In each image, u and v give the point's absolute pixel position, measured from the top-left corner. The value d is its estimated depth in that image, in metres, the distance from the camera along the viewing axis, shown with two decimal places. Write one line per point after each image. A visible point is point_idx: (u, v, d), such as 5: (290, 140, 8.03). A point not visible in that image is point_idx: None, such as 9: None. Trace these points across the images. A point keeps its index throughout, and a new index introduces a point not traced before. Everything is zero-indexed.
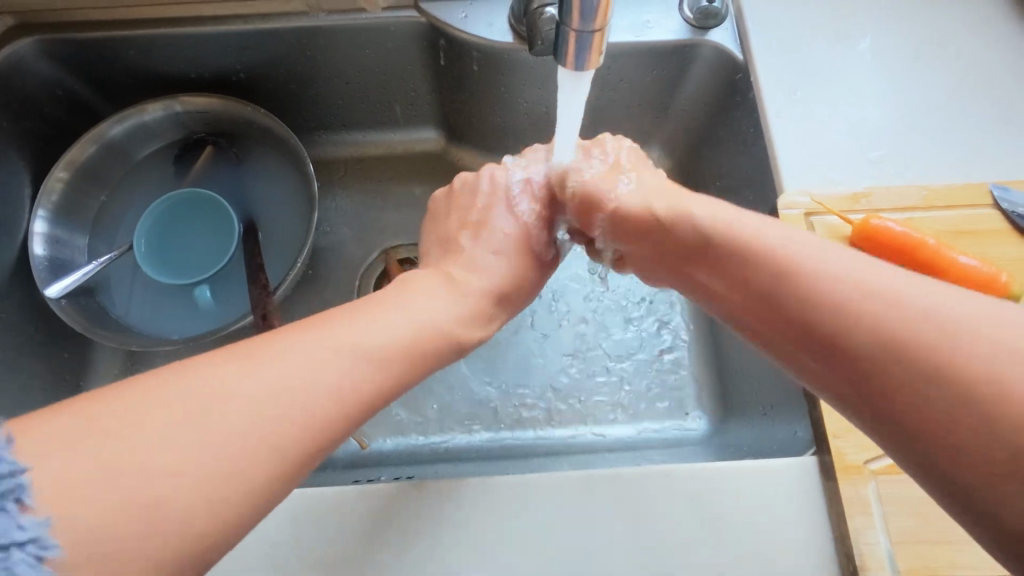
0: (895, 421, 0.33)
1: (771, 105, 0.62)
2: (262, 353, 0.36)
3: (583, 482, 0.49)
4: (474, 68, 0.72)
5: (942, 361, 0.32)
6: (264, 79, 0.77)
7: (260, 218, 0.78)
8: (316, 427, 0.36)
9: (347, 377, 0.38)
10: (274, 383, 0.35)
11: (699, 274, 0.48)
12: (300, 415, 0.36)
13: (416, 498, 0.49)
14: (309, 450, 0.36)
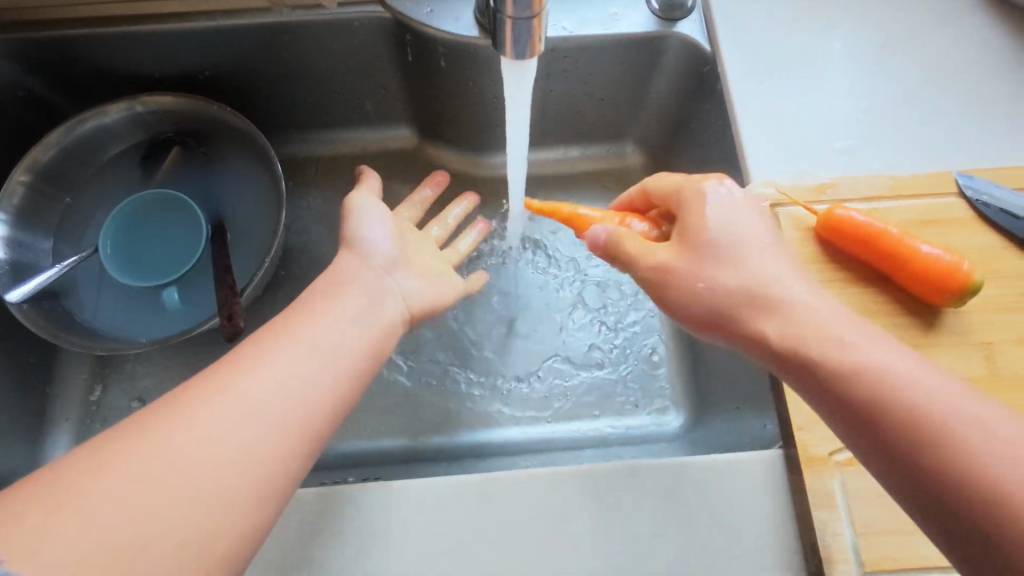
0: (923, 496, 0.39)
1: (736, 96, 0.61)
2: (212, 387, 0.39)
3: (548, 479, 0.48)
4: (442, 64, 0.72)
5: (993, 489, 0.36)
6: (231, 79, 0.76)
7: (229, 218, 0.76)
8: (266, 457, 0.38)
9: (281, 477, 0.39)
10: (194, 458, 0.36)
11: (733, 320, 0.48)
12: (208, 474, 0.36)
13: (377, 500, 0.48)
14: (259, 469, 0.38)
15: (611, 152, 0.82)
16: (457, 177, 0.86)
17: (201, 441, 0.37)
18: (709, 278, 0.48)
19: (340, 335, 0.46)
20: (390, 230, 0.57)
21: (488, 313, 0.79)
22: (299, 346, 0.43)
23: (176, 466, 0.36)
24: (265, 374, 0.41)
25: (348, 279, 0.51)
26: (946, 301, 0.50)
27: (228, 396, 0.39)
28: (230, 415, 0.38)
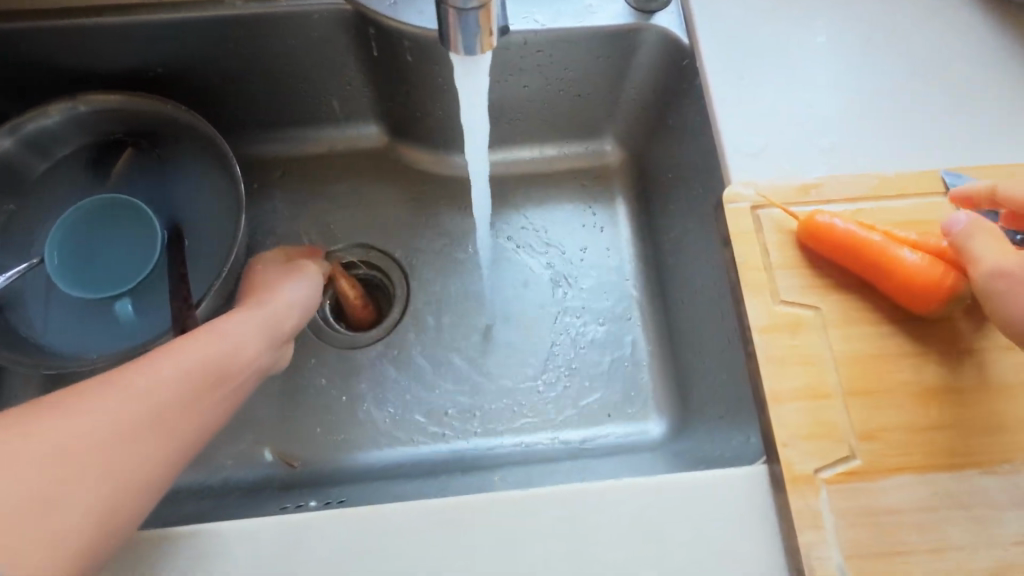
0: None
1: (715, 91, 0.59)
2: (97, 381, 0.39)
3: (519, 502, 0.46)
4: (408, 58, 0.68)
5: None
6: (185, 76, 0.72)
7: (186, 223, 0.72)
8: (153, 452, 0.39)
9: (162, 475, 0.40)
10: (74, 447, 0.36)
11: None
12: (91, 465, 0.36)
13: (337, 530, 0.45)
14: (145, 466, 0.39)
15: (590, 150, 0.80)
16: (429, 177, 0.83)
17: (66, 446, 0.36)
18: None
19: (237, 353, 0.48)
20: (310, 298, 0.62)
21: (462, 321, 0.77)
22: (191, 358, 0.44)
23: (52, 455, 0.35)
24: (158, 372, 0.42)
25: (266, 325, 0.53)
26: (935, 309, 0.47)
27: (106, 398, 0.39)
28: (104, 417, 0.38)
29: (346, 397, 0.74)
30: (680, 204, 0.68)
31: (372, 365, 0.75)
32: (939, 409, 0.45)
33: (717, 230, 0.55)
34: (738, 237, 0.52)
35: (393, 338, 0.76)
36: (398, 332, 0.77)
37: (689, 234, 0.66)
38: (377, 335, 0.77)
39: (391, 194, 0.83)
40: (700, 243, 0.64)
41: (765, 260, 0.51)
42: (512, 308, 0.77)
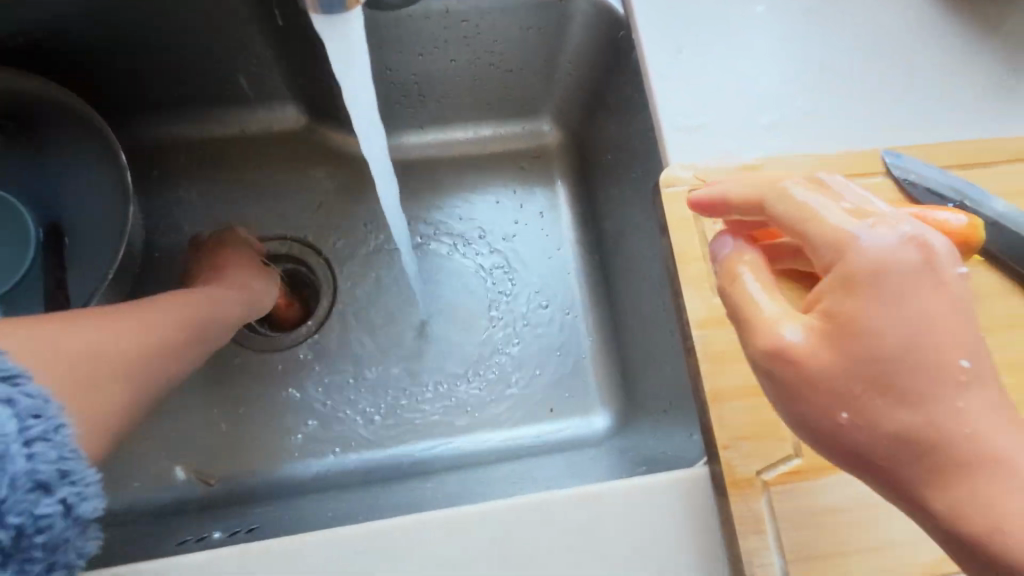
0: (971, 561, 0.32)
1: (653, 65, 0.54)
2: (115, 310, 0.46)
3: (445, 525, 0.41)
4: (319, 29, 0.61)
5: None
6: (55, 49, 0.62)
7: (65, 218, 0.63)
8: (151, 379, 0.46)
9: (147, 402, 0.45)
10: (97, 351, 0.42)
11: (885, 408, 0.32)
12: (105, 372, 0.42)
13: (238, 570, 0.40)
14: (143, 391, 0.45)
15: (526, 131, 0.75)
16: (353, 161, 0.76)
17: (88, 351, 0.41)
18: (857, 407, 0.33)
19: (225, 315, 0.57)
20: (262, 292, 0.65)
21: (395, 318, 0.71)
22: (178, 310, 0.51)
23: (76, 357, 0.40)
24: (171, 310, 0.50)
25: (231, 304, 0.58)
26: None
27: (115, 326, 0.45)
28: (125, 335, 0.45)
29: (269, 406, 0.68)
30: (621, 188, 0.64)
31: (296, 370, 0.69)
32: None
33: (656, 217, 0.51)
34: (677, 224, 0.48)
35: (318, 340, 0.70)
36: (323, 332, 0.70)
37: (631, 220, 0.63)
38: (301, 336, 0.70)
39: (313, 181, 0.76)
40: (642, 229, 0.61)
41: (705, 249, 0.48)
42: (448, 301, 0.72)
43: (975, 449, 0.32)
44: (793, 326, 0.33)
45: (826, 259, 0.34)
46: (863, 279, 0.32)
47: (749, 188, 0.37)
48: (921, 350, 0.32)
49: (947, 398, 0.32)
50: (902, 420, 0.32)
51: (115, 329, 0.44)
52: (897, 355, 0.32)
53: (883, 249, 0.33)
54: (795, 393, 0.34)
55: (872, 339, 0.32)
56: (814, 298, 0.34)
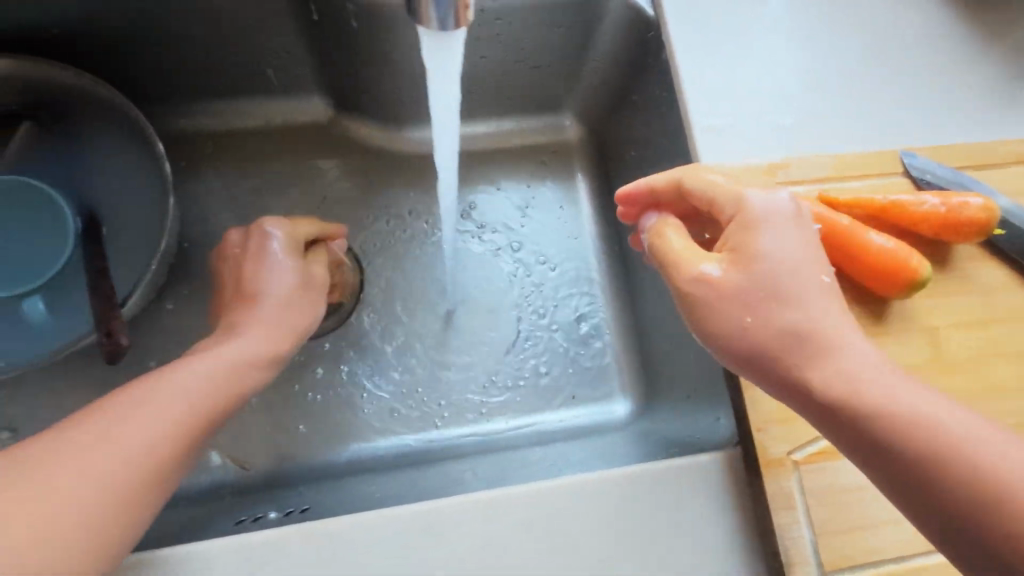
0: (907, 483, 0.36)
1: (683, 68, 0.57)
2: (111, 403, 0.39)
3: (496, 504, 0.44)
4: (354, 25, 0.62)
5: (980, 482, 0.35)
6: (88, 38, 0.62)
7: (101, 208, 0.64)
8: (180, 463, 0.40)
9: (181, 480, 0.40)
10: (107, 459, 0.37)
11: (777, 314, 0.39)
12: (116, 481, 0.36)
13: (303, 547, 0.42)
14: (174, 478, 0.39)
15: (547, 126, 0.77)
16: (378, 154, 0.77)
17: (93, 466, 0.36)
18: (758, 315, 0.40)
19: (235, 374, 0.45)
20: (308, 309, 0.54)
21: (423, 307, 0.73)
22: (179, 389, 0.41)
23: (80, 478, 0.35)
24: (177, 383, 0.42)
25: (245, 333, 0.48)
26: (896, 295, 0.49)
27: (105, 431, 0.37)
28: (116, 445, 0.37)
29: (301, 392, 0.69)
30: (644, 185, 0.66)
31: (324, 360, 0.70)
32: None
33: None
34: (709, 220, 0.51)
35: (348, 329, 0.72)
36: (352, 322, 0.72)
37: None
38: (332, 325, 0.71)
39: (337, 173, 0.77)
40: None
41: None
42: (473, 290, 0.74)
43: (895, 381, 0.37)
44: (711, 264, 0.41)
45: (728, 206, 0.43)
46: (755, 216, 0.41)
47: (669, 175, 0.47)
48: (800, 276, 0.40)
49: (840, 326, 0.39)
50: (831, 363, 0.38)
51: (107, 435, 0.37)
52: (786, 276, 0.40)
53: (768, 204, 0.42)
54: (707, 309, 0.40)
55: (778, 293, 0.39)
56: (721, 244, 0.42)
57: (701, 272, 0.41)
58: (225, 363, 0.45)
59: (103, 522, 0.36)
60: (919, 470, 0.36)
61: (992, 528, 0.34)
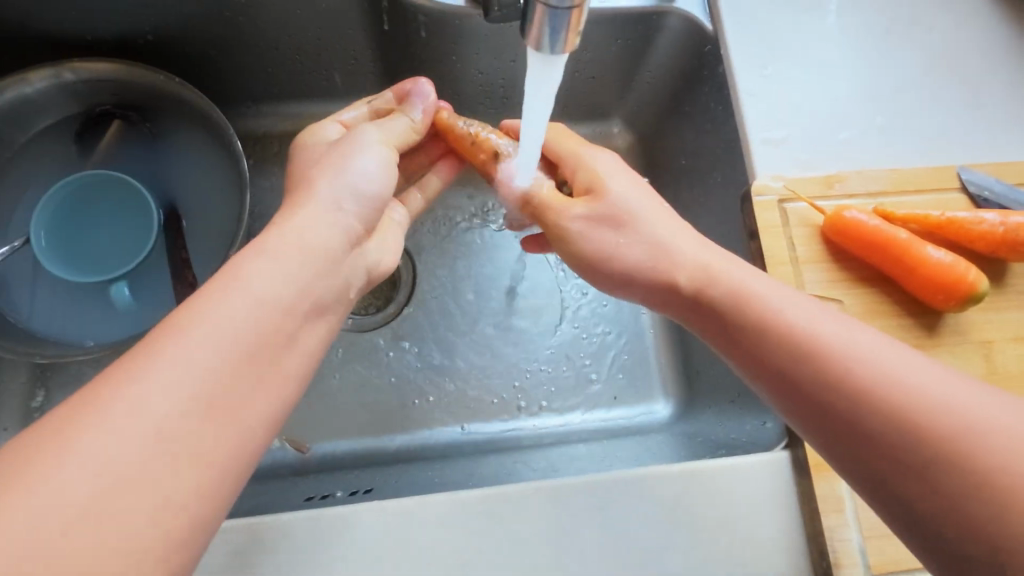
0: (868, 460, 0.37)
1: (740, 82, 0.59)
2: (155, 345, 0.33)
3: (554, 493, 0.47)
4: (423, 34, 0.66)
5: (955, 465, 0.33)
6: (178, 43, 0.67)
7: (183, 203, 0.69)
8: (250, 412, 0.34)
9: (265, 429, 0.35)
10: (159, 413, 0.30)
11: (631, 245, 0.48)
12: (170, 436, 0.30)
13: (373, 522, 0.45)
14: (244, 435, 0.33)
15: (597, 134, 0.77)
16: None
17: (146, 423, 0.30)
18: (619, 242, 0.48)
19: (289, 296, 0.38)
20: (383, 176, 0.50)
21: (474, 304, 0.76)
22: (217, 329, 0.34)
23: (133, 441, 0.29)
24: (216, 321, 0.34)
25: (320, 220, 0.44)
26: (951, 308, 0.50)
27: (151, 379, 0.31)
28: (171, 391, 0.31)
29: (356, 381, 0.72)
30: (693, 193, 0.68)
31: (379, 351, 0.74)
32: None
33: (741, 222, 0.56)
34: (765, 230, 0.53)
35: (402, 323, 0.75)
36: (406, 316, 0.75)
37: (702, 223, 0.66)
38: (386, 317, 0.75)
39: None
40: (715, 233, 0.64)
41: (791, 253, 0.53)
42: (522, 291, 0.77)
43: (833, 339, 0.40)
44: (577, 209, 0.50)
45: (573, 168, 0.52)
46: (589, 170, 0.51)
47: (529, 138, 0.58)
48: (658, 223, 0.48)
49: (805, 309, 0.42)
50: (767, 330, 0.42)
51: (156, 383, 0.31)
52: (626, 217, 0.48)
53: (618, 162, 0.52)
54: (581, 246, 0.50)
55: (698, 278, 0.46)
56: (578, 192, 0.51)
57: (594, 249, 0.49)
58: (278, 292, 0.38)
59: (166, 486, 0.29)
60: (862, 421, 0.37)
61: (945, 476, 0.34)
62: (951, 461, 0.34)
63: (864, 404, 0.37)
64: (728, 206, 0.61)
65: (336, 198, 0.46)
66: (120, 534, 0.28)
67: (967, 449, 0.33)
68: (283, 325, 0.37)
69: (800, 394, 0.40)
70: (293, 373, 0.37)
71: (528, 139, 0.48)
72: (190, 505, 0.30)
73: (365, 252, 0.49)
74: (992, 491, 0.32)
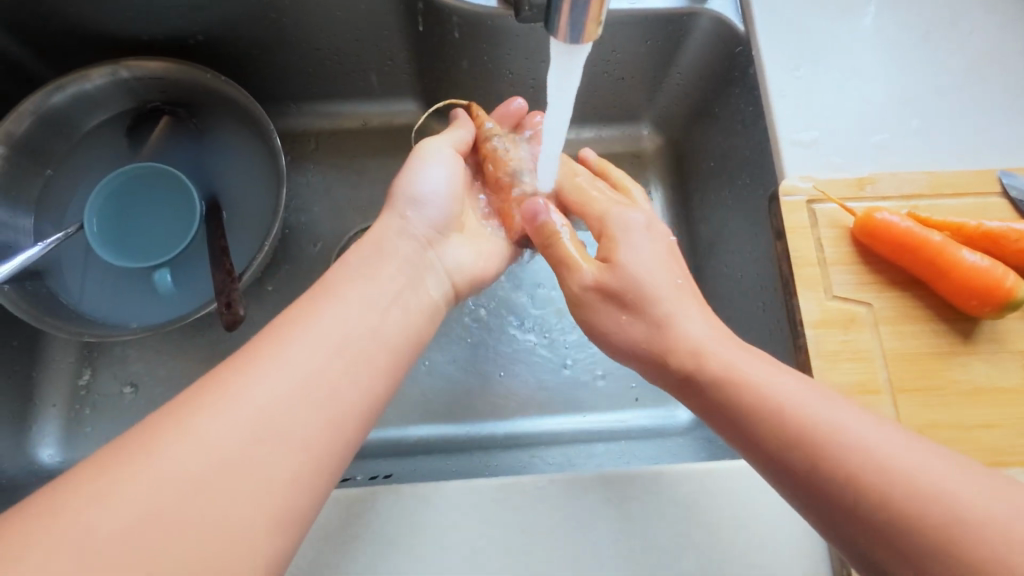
0: (813, 497, 0.37)
1: (771, 82, 0.58)
2: (260, 353, 0.38)
3: (571, 486, 0.47)
4: (456, 36, 0.68)
5: (890, 496, 0.35)
6: (225, 43, 0.71)
7: (224, 196, 0.72)
8: (340, 423, 0.38)
9: (351, 438, 0.39)
10: (256, 412, 0.35)
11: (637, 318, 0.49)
12: (264, 436, 0.35)
13: (394, 505, 0.46)
14: (334, 446, 0.37)
15: (626, 135, 0.77)
16: None
17: (247, 424, 0.35)
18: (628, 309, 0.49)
19: (376, 318, 0.44)
20: (449, 184, 0.57)
21: (497, 301, 0.76)
22: (312, 345, 0.39)
23: (233, 435, 0.34)
24: (315, 340, 0.40)
25: (396, 249, 0.50)
26: (987, 315, 0.49)
27: (256, 382, 0.36)
28: (271, 393, 0.36)
29: None
30: (720, 195, 0.67)
31: None
32: (988, 408, 0.47)
33: (768, 223, 0.55)
34: (794, 231, 0.52)
35: None
36: None
37: (729, 226, 0.65)
38: None
39: None
40: (743, 235, 0.63)
41: (819, 255, 0.52)
42: (546, 291, 0.77)
43: (771, 379, 0.42)
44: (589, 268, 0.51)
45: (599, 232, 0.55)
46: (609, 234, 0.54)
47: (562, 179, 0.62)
48: (668, 293, 0.48)
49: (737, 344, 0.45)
50: (713, 373, 0.44)
51: (256, 387, 0.36)
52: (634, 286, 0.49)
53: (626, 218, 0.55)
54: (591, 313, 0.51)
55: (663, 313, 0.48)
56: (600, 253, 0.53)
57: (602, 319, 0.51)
58: (369, 316, 0.43)
59: (260, 482, 0.33)
60: (798, 463, 0.38)
61: (906, 540, 0.33)
62: (882, 492, 0.35)
63: (825, 466, 0.37)
64: (757, 208, 0.61)
65: (405, 214, 0.53)
66: (200, 531, 0.31)
67: (899, 479, 0.35)
68: (362, 354, 0.41)
69: (741, 434, 0.41)
70: (376, 391, 0.41)
71: (552, 131, 0.49)
72: (257, 520, 0.33)
73: (443, 250, 0.54)
74: (920, 520, 0.33)
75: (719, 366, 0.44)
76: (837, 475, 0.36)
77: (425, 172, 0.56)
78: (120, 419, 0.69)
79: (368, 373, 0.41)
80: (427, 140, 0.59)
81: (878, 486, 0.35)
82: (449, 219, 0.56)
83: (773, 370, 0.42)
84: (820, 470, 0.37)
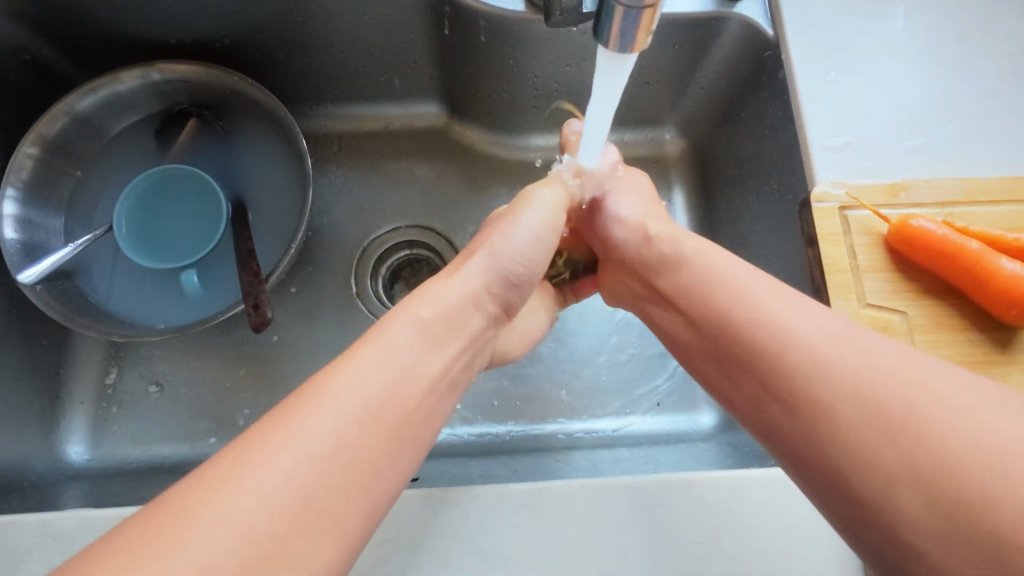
0: (836, 481, 0.37)
1: (801, 87, 0.58)
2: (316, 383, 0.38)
3: (601, 492, 0.47)
4: (482, 39, 0.68)
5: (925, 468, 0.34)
6: (252, 46, 0.71)
7: (250, 198, 0.73)
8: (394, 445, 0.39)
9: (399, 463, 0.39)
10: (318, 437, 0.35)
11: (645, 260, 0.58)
12: (327, 463, 0.35)
13: (423, 509, 0.46)
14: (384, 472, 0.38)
15: (649, 139, 0.77)
16: (484, 159, 0.82)
17: (312, 451, 0.34)
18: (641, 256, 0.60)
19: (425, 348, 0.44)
20: (536, 251, 0.54)
21: None
22: (369, 370, 0.39)
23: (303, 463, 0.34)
24: (366, 364, 0.40)
25: (467, 322, 0.47)
26: (1016, 317, 0.48)
27: (315, 409, 0.36)
28: (331, 419, 0.36)
29: None
30: (746, 200, 0.67)
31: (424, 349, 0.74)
32: None
33: (799, 229, 0.55)
34: (825, 237, 0.52)
35: None
36: None
37: (756, 231, 0.65)
38: None
39: (446, 175, 0.82)
40: (770, 241, 0.63)
41: (852, 262, 0.52)
42: None
43: (802, 353, 0.42)
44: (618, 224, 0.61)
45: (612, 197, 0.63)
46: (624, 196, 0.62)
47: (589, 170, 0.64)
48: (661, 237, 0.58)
49: (775, 318, 0.44)
50: (747, 342, 0.44)
51: (318, 413, 0.36)
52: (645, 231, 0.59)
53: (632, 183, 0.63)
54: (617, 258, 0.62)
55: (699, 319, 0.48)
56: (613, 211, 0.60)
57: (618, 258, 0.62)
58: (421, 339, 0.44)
59: (332, 508, 0.34)
60: (826, 443, 0.38)
61: (939, 503, 0.33)
62: (916, 461, 0.34)
63: (853, 443, 0.37)
64: (785, 213, 0.60)
65: (484, 280, 0.50)
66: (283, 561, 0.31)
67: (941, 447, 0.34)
68: (412, 379, 0.41)
69: (771, 420, 0.42)
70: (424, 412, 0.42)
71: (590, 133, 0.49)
72: (329, 537, 0.33)
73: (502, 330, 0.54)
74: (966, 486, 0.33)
75: (753, 336, 0.44)
76: (865, 453, 0.36)
77: (519, 233, 0.53)
78: (145, 418, 0.70)
79: (419, 397, 0.41)
80: (537, 188, 0.56)
81: (915, 456, 0.34)
82: (517, 299, 0.54)
83: (805, 338, 0.42)
84: (847, 449, 0.37)
